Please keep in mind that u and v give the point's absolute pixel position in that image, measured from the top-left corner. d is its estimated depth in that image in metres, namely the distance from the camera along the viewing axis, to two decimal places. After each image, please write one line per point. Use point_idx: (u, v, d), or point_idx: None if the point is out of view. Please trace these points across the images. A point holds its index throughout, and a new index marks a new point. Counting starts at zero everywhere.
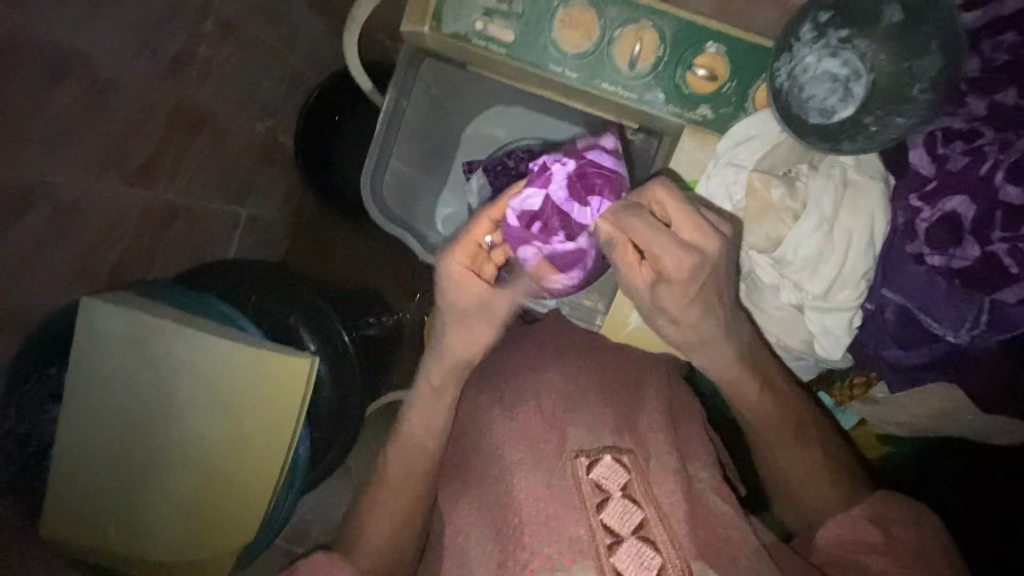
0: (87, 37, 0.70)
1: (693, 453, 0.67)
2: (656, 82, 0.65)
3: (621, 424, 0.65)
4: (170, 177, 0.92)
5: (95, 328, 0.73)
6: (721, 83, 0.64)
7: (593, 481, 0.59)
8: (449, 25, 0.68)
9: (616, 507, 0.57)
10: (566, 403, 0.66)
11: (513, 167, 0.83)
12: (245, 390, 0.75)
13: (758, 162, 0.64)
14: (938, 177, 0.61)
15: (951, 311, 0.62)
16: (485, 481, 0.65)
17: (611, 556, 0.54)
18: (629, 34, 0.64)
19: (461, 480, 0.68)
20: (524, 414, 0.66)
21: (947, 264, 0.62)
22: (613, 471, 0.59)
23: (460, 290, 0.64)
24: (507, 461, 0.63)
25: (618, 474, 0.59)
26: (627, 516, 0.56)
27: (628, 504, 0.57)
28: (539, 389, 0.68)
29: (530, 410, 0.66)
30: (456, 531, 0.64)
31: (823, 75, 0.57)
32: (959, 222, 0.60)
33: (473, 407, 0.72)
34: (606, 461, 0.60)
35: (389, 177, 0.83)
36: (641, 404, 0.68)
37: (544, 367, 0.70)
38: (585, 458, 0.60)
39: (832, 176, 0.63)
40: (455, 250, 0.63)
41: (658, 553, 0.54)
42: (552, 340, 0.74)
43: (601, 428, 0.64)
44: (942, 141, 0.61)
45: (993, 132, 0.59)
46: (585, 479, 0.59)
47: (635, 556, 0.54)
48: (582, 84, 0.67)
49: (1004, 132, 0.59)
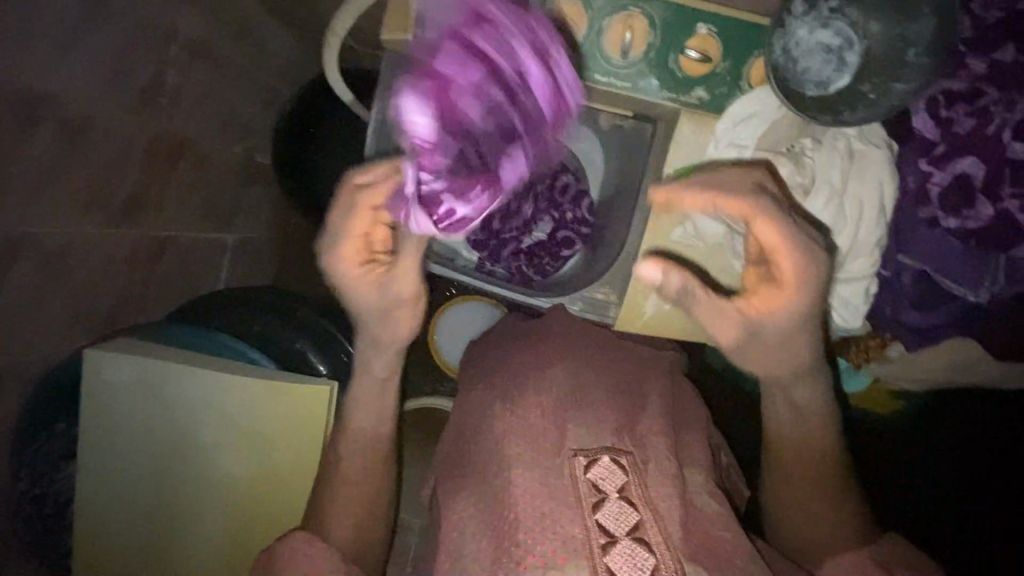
0: (54, 79, 0.66)
1: (687, 437, 0.69)
2: (650, 69, 0.65)
3: (621, 423, 0.64)
4: (154, 212, 0.89)
5: (101, 376, 0.72)
6: (715, 64, 0.64)
7: (589, 481, 0.58)
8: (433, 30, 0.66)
9: (612, 508, 0.56)
10: (579, 402, 0.64)
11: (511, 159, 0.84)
12: (261, 422, 0.73)
13: (761, 140, 0.64)
14: (944, 140, 0.59)
15: (969, 270, 0.61)
16: (487, 476, 0.62)
17: (605, 557, 0.52)
18: (618, 23, 0.63)
19: (462, 479, 0.65)
20: (525, 409, 0.63)
21: (962, 227, 0.59)
22: (611, 471, 0.58)
23: (347, 242, 0.62)
24: (503, 455, 0.61)
25: (616, 476, 0.58)
26: (623, 517, 0.55)
27: (624, 506, 0.56)
28: (539, 384, 0.66)
29: (531, 405, 0.63)
30: (453, 528, 0.61)
31: (816, 47, 0.57)
32: (970, 183, 0.58)
33: (471, 404, 0.71)
34: (603, 462, 0.59)
35: None
36: (644, 410, 0.67)
37: (544, 367, 0.68)
38: (583, 457, 0.59)
39: (837, 149, 0.61)
40: (345, 239, 0.62)
41: (652, 554, 0.53)
42: (551, 339, 0.73)
43: (600, 428, 0.62)
44: (945, 104, 0.59)
45: (997, 91, 0.57)
46: (582, 479, 0.58)
47: (627, 557, 0.53)
48: (575, 77, 0.66)
49: (1010, 92, 0.57)
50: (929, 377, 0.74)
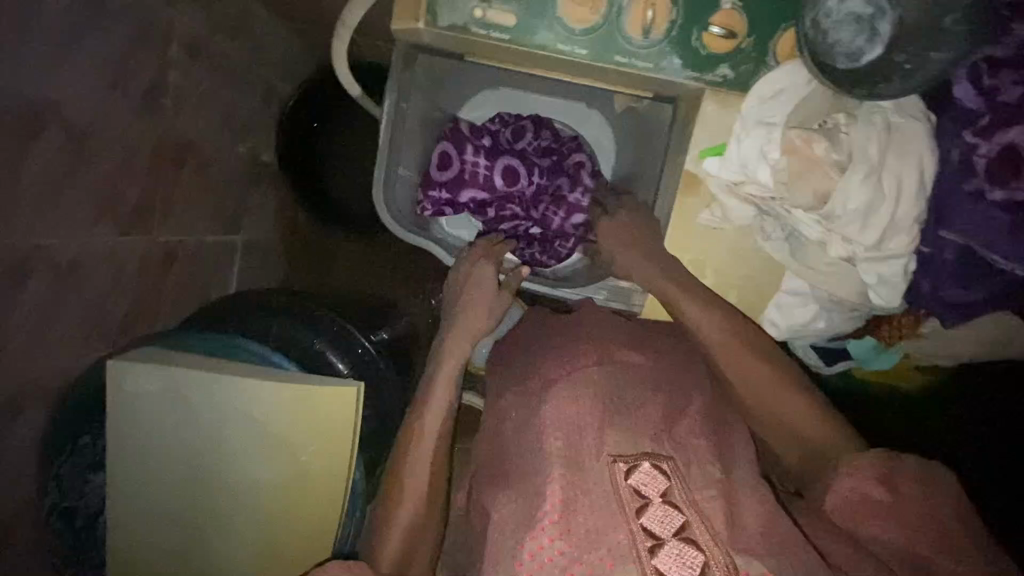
0: (55, 85, 0.64)
1: (728, 424, 0.67)
2: (672, 49, 0.63)
3: (659, 429, 0.62)
4: (162, 217, 0.88)
5: (125, 387, 0.71)
6: (740, 40, 0.61)
7: (632, 487, 0.57)
8: (445, 18, 0.64)
9: (656, 512, 0.55)
10: (615, 398, 0.64)
11: (501, 141, 0.83)
12: (292, 427, 0.72)
13: (790, 119, 0.61)
14: (989, 109, 0.57)
15: (1019, 245, 0.56)
16: (528, 473, 0.61)
17: (653, 559, 0.52)
18: (639, 1, 0.61)
19: (500, 476, 0.64)
20: (564, 401, 0.63)
21: (1009, 199, 0.56)
22: (652, 477, 0.57)
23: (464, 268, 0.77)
24: (545, 451, 0.60)
25: (658, 481, 0.57)
26: (668, 520, 0.54)
27: (669, 509, 0.55)
28: (575, 379, 0.65)
29: (570, 396, 0.63)
30: (496, 527, 0.60)
31: (847, 17, 0.55)
32: (1017, 154, 0.56)
33: (508, 401, 0.70)
34: (643, 467, 0.58)
35: (400, 187, 0.81)
36: (682, 411, 0.66)
37: (579, 368, 0.66)
38: (623, 464, 0.58)
39: (873, 123, 0.58)
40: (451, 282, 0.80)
41: (701, 552, 0.53)
42: (590, 337, 0.70)
43: (639, 433, 0.61)
44: (988, 73, 0.57)
45: None
46: (623, 485, 0.57)
47: (675, 556, 0.52)
48: (593, 61, 0.64)
49: None
50: (963, 353, 0.72)
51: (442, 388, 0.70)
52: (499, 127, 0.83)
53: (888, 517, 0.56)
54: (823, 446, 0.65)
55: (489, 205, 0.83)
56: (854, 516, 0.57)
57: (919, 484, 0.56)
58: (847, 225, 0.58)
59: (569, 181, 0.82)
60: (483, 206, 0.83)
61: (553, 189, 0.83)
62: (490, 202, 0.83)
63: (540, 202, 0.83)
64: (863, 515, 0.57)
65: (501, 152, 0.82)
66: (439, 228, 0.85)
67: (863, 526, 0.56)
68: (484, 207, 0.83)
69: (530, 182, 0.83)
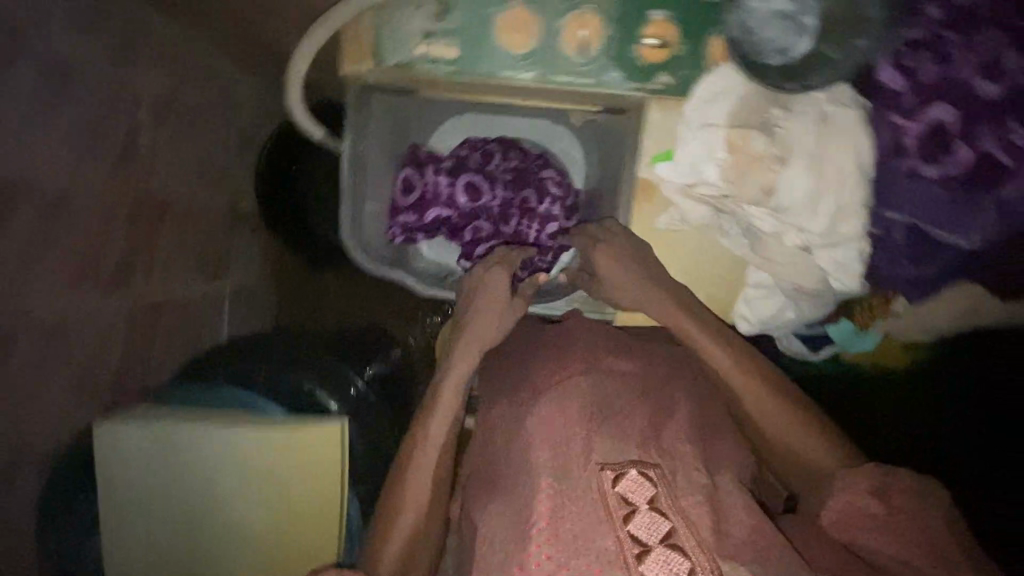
0: (25, 160, 0.66)
1: (711, 423, 0.68)
2: (610, 63, 0.65)
3: (648, 439, 0.63)
4: (144, 272, 0.89)
5: (116, 447, 0.73)
6: (675, 49, 0.64)
7: (619, 495, 0.57)
8: (391, 58, 0.67)
9: (643, 519, 0.55)
10: (598, 408, 0.64)
11: (471, 163, 0.84)
12: (285, 472, 0.73)
13: (730, 118, 0.61)
14: (910, 89, 0.55)
15: (957, 220, 0.54)
16: (515, 490, 0.61)
17: (640, 566, 0.52)
18: (572, 22, 0.63)
19: (488, 495, 0.65)
20: (551, 415, 0.63)
21: (943, 174, 0.54)
22: (639, 484, 0.57)
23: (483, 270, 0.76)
24: (532, 465, 0.61)
25: (645, 487, 0.57)
26: (654, 526, 0.55)
27: (655, 516, 0.55)
28: (560, 395, 0.65)
29: (557, 410, 0.63)
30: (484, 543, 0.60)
31: (773, 16, 0.59)
32: (941, 129, 0.53)
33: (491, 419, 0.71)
34: (630, 474, 0.58)
35: (368, 221, 0.83)
36: (668, 419, 0.66)
37: (565, 380, 0.67)
38: (610, 472, 0.58)
39: (809, 115, 0.59)
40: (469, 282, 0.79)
41: (687, 558, 0.53)
42: (572, 351, 0.71)
43: (626, 443, 0.61)
44: (906, 53, 0.55)
45: (954, 33, 0.53)
46: (611, 493, 0.57)
47: (661, 563, 0.52)
48: (539, 82, 0.66)
49: (969, 31, 0.53)
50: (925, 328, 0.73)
51: (450, 397, 0.69)
52: (468, 150, 0.85)
53: (883, 525, 0.54)
54: (817, 463, 0.64)
55: (462, 228, 0.85)
56: (845, 528, 0.56)
57: (907, 489, 0.55)
58: (790, 213, 0.60)
59: (535, 194, 0.83)
60: (456, 229, 0.85)
61: (521, 203, 0.83)
62: (461, 222, 0.84)
63: (509, 216, 0.84)
64: (863, 527, 0.55)
65: (463, 173, 0.83)
66: (418, 257, 0.89)
67: (859, 538, 0.55)
68: (457, 230, 0.85)
69: (495, 199, 0.83)
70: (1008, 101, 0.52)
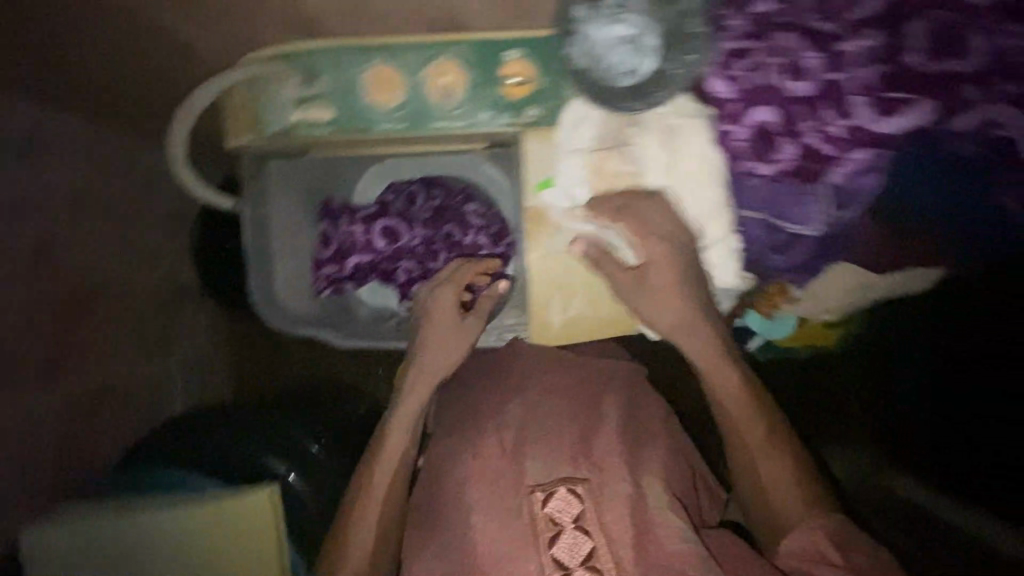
0: None
1: (639, 424, 0.68)
2: (479, 104, 0.68)
3: (579, 453, 0.62)
4: (78, 362, 0.86)
5: (47, 550, 0.71)
6: (536, 83, 0.67)
7: (548, 515, 0.59)
8: (271, 126, 0.71)
9: (567, 540, 0.57)
10: (535, 430, 0.64)
11: (391, 209, 0.83)
12: (224, 547, 0.73)
13: (594, 141, 0.64)
14: (734, 95, 0.58)
15: (798, 209, 0.57)
16: (455, 526, 0.62)
17: None
18: (434, 72, 0.67)
19: (424, 535, 0.65)
20: (488, 448, 0.64)
21: (775, 171, 0.57)
22: (567, 503, 0.59)
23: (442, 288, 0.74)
24: (464, 502, 0.62)
25: (572, 506, 0.59)
26: (576, 548, 0.57)
27: (579, 535, 0.58)
28: (496, 423, 0.66)
29: (494, 442, 0.64)
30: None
31: (615, 41, 0.62)
32: (765, 129, 0.57)
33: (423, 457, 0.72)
34: (560, 493, 0.59)
35: (280, 282, 0.85)
36: (600, 426, 0.65)
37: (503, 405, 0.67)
38: (541, 493, 0.60)
39: (659, 129, 0.62)
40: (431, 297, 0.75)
41: None
42: (501, 376, 0.71)
43: (557, 459, 0.62)
44: (725, 63, 0.58)
45: (758, 43, 0.56)
46: (540, 516, 0.59)
47: None
48: (414, 130, 0.69)
49: (767, 39, 0.55)
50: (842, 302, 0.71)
51: (398, 429, 0.69)
52: (391, 196, 0.84)
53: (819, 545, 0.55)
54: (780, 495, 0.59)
55: (391, 272, 0.84)
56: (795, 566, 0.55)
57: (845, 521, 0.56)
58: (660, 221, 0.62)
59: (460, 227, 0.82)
60: (385, 274, 0.84)
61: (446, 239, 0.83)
62: (388, 266, 0.83)
63: (434, 252, 0.82)
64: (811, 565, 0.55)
65: (382, 218, 0.83)
66: (361, 304, 0.89)
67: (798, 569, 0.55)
68: (385, 276, 0.84)
69: (419, 238, 0.83)
70: (816, 95, 0.54)
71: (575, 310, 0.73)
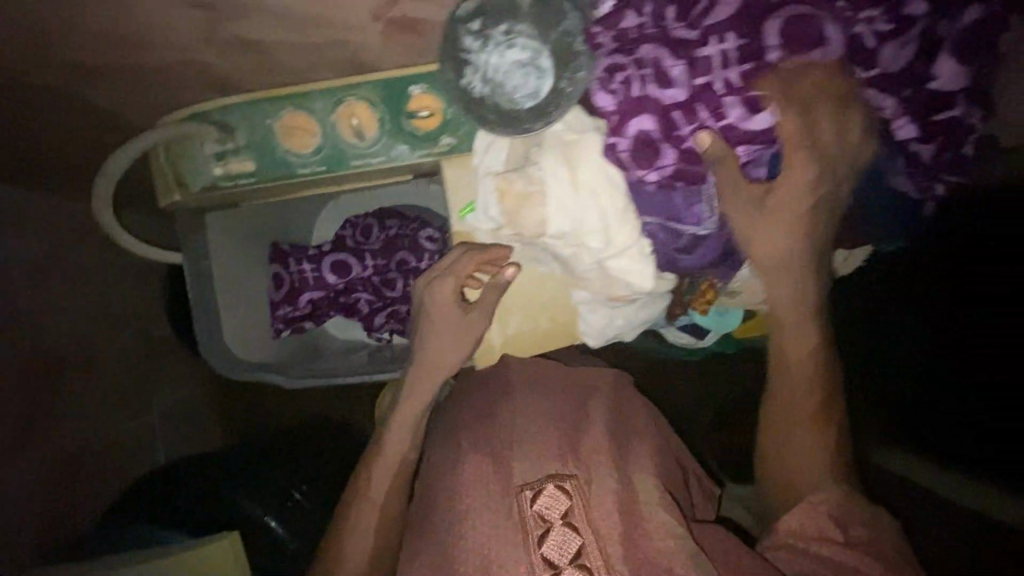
0: None
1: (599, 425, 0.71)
2: (392, 139, 0.70)
3: (565, 450, 0.68)
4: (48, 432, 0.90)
5: None
6: (443, 113, 0.68)
7: (537, 512, 0.63)
8: (196, 182, 0.74)
9: (556, 538, 0.61)
10: (522, 431, 0.70)
11: (348, 244, 0.95)
12: None
13: (502, 164, 0.66)
14: (617, 107, 0.59)
15: (688, 210, 0.62)
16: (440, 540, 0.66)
17: None
18: (342, 115, 0.69)
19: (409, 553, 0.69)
20: (473, 462, 0.70)
21: (663, 176, 0.60)
22: (556, 499, 0.63)
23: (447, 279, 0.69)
24: (462, 508, 0.68)
25: (560, 502, 0.63)
26: (564, 546, 0.61)
27: (568, 532, 0.61)
28: (485, 437, 0.72)
29: (481, 455, 0.70)
30: None
31: (512, 66, 0.62)
32: (651, 137, 0.58)
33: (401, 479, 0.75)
34: (549, 490, 0.64)
35: (227, 332, 0.86)
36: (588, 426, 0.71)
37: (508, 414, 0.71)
38: (530, 491, 0.65)
39: (559, 145, 0.62)
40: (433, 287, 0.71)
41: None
42: (487, 392, 0.75)
43: (544, 458, 0.67)
44: (609, 77, 0.59)
45: (629, 58, 0.58)
46: (530, 513, 0.63)
47: None
48: (334, 172, 0.71)
49: (635, 52, 0.57)
50: (818, 294, 0.65)
51: (397, 437, 0.74)
52: (347, 230, 0.95)
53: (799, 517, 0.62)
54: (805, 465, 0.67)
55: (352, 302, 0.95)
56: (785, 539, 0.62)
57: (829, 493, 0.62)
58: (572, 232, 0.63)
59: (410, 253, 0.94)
60: (348, 305, 0.95)
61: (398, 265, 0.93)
62: (348, 299, 0.95)
63: (388, 279, 0.94)
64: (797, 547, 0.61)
65: (339, 252, 0.95)
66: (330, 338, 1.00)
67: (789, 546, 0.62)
68: (345, 305, 0.95)
69: (374, 267, 0.94)
70: (693, 99, 0.57)
71: (513, 327, 0.73)
